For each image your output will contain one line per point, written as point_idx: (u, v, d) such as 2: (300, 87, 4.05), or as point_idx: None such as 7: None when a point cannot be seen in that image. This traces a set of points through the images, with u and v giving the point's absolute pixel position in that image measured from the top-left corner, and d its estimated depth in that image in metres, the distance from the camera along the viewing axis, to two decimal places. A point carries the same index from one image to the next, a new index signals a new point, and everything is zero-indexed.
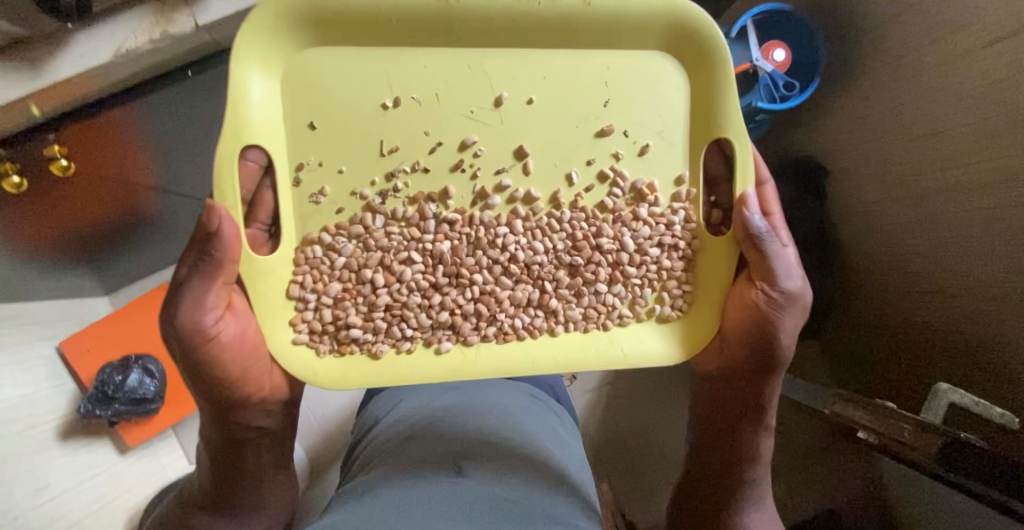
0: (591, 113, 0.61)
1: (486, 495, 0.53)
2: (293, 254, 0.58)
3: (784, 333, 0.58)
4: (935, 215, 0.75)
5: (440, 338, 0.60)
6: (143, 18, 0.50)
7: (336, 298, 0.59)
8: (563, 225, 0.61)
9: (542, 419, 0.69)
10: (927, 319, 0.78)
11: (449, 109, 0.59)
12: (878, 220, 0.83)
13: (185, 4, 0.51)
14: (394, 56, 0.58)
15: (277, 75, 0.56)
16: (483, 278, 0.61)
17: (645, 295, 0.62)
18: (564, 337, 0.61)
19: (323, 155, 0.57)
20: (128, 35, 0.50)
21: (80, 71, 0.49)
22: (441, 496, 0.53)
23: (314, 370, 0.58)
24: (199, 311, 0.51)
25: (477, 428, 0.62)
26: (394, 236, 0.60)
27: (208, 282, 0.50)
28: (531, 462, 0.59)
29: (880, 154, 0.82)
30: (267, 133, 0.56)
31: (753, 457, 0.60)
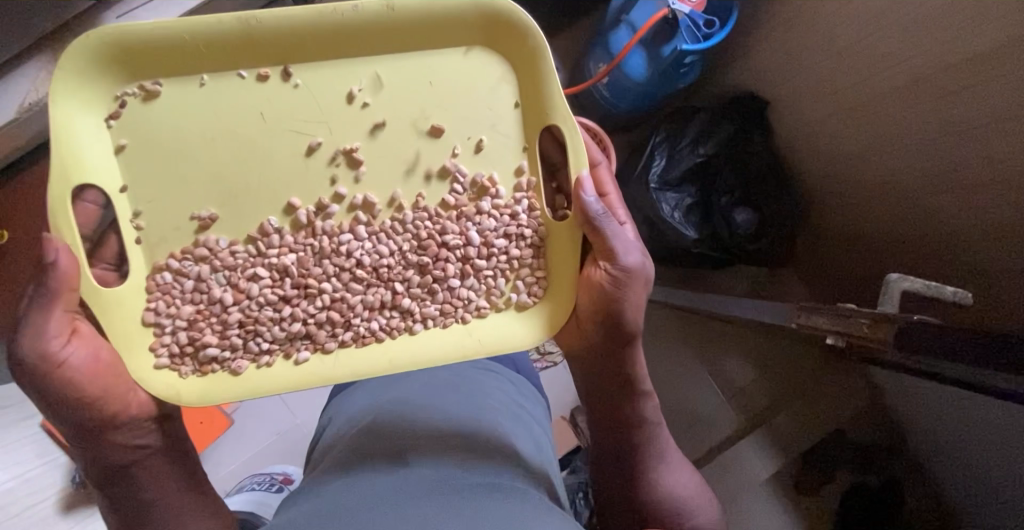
0: (413, 114, 0.61)
1: (428, 480, 0.53)
2: (149, 282, 0.58)
3: (629, 307, 0.60)
4: (876, 121, 0.77)
5: (297, 348, 0.59)
6: (42, 69, 0.65)
7: (189, 319, 0.58)
8: (406, 226, 0.61)
9: (487, 392, 0.67)
10: (895, 217, 0.82)
11: (272, 130, 0.59)
12: (827, 134, 0.86)
13: None
14: (220, 87, 0.58)
15: (105, 113, 0.57)
16: (332, 285, 0.60)
17: (500, 285, 0.63)
18: (425, 335, 0.61)
19: (164, 193, 0.58)
20: (30, 88, 0.65)
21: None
22: (384, 489, 0.52)
23: (176, 388, 0.57)
24: (40, 339, 0.49)
25: (416, 418, 0.61)
26: (239, 257, 0.59)
27: (47, 318, 0.49)
28: (475, 442, 0.59)
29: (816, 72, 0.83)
30: (105, 170, 0.56)
31: (637, 422, 0.64)
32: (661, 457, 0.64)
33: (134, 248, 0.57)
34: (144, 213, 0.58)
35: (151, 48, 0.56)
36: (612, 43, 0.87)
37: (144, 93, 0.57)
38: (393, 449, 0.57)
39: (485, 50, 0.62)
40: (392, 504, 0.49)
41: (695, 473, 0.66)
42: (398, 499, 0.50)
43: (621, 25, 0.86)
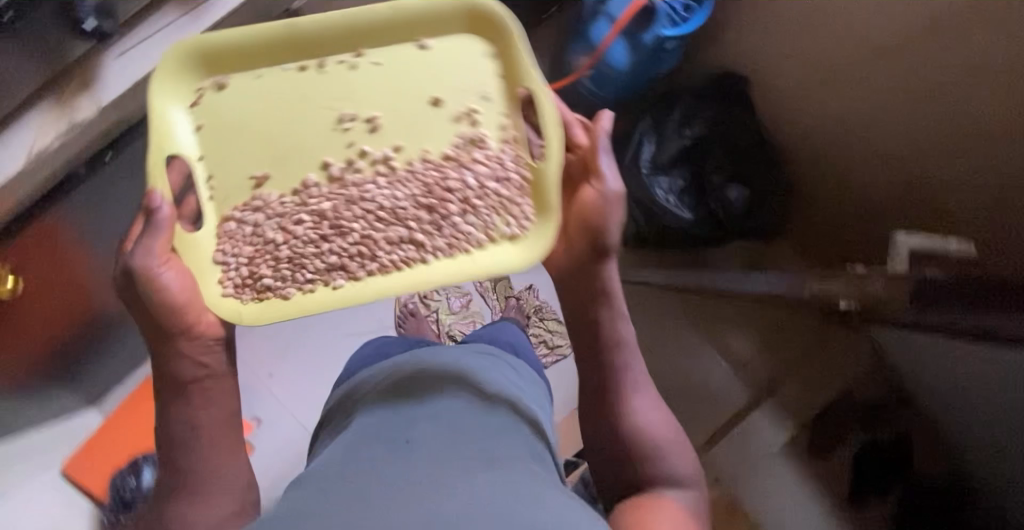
0: (417, 86, 0.61)
1: (428, 455, 0.49)
2: (218, 231, 0.60)
3: (610, 226, 0.59)
4: (862, 89, 0.80)
5: (334, 277, 0.60)
6: (47, 116, 0.53)
7: (249, 257, 0.60)
8: (415, 175, 0.62)
9: (497, 370, 0.65)
10: (898, 184, 0.84)
11: (309, 108, 0.60)
12: (812, 108, 0.88)
13: (83, 91, 0.54)
14: (272, 77, 0.59)
15: (187, 102, 0.59)
16: (360, 225, 0.61)
17: (495, 221, 0.62)
18: (436, 265, 0.61)
19: (225, 160, 0.59)
20: (35, 135, 0.53)
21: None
22: (377, 469, 0.49)
23: (239, 311, 0.58)
24: (146, 257, 0.53)
25: (417, 390, 0.58)
26: (285, 201, 0.60)
27: (151, 242, 0.53)
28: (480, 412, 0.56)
29: (790, 51, 0.86)
30: (188, 148, 0.59)
31: (613, 338, 0.61)
32: (627, 380, 0.61)
33: (207, 206, 0.60)
34: (214, 178, 0.60)
35: (217, 53, 0.58)
36: (593, 35, 0.87)
37: (217, 86, 0.59)
38: (387, 425, 0.55)
39: (477, 35, 0.62)
40: (384, 489, 0.46)
41: (665, 409, 0.62)
42: (391, 483, 0.47)
43: (598, 17, 0.86)
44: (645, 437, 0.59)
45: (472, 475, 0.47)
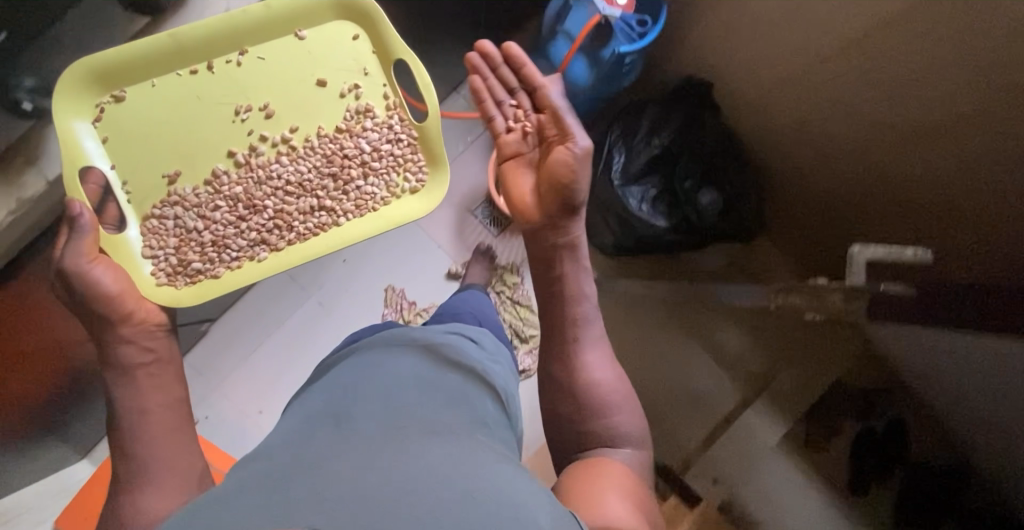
0: (303, 72, 0.73)
1: (364, 432, 0.49)
2: (142, 230, 0.71)
3: (578, 183, 0.65)
4: (818, 88, 0.82)
5: (258, 251, 0.74)
6: None
7: (176, 246, 0.72)
8: (315, 150, 0.75)
9: (453, 349, 0.66)
10: (894, 180, 0.81)
11: (207, 106, 0.71)
12: (777, 107, 0.90)
13: (31, 167, 0.63)
14: (164, 83, 0.69)
15: (91, 117, 0.68)
16: (273, 201, 0.75)
17: (394, 178, 0.77)
18: (349, 223, 0.76)
19: (138, 168, 0.70)
20: None
21: None
22: (313, 446, 0.48)
23: (176, 296, 0.71)
24: (76, 254, 0.61)
25: (365, 376, 0.58)
26: (199, 192, 0.72)
27: (79, 242, 0.61)
28: (441, 396, 0.56)
29: (745, 53, 0.88)
30: (98, 159, 0.68)
31: (575, 292, 0.67)
32: (582, 327, 0.66)
33: (127, 208, 0.70)
34: (130, 182, 0.70)
35: (105, 71, 0.67)
36: (554, 53, 0.89)
37: (116, 98, 0.69)
38: (327, 413, 0.54)
39: (354, 20, 0.74)
40: (315, 460, 0.45)
41: (618, 367, 0.66)
42: (323, 455, 0.46)
43: (559, 35, 0.88)
44: (597, 389, 0.63)
45: (408, 444, 0.47)
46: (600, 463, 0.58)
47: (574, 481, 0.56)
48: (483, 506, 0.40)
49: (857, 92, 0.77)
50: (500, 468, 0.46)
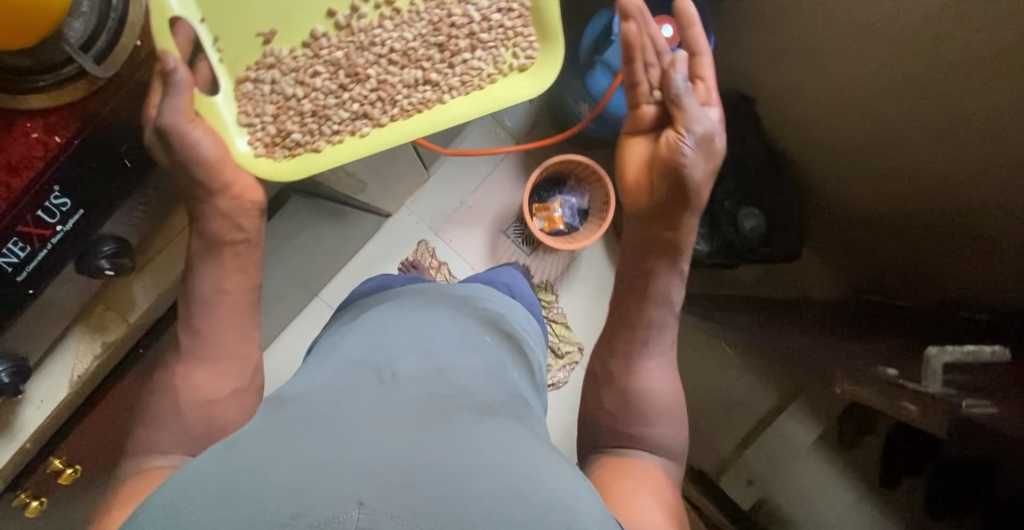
0: None
1: (408, 395, 0.52)
2: (235, 93, 0.72)
3: (692, 173, 0.69)
4: (869, 118, 0.92)
5: (359, 126, 0.76)
6: (80, 339, 0.64)
7: (274, 115, 0.74)
8: (422, 14, 0.77)
9: (490, 325, 0.74)
10: (910, 190, 0.92)
11: None
12: (815, 136, 1.04)
13: (110, 311, 0.64)
14: None
15: None
16: (376, 71, 0.77)
17: (501, 53, 0.79)
18: (452, 101, 0.78)
19: (231, 26, 0.70)
20: (73, 362, 0.63)
21: (42, 415, 0.62)
22: (361, 402, 0.51)
23: (276, 166, 0.74)
24: (176, 115, 0.62)
25: (420, 342, 0.63)
26: (296, 55, 0.73)
27: (174, 101, 0.61)
28: (487, 375, 0.61)
29: (808, 80, 0.98)
30: (190, 13, 0.67)
31: (665, 296, 0.72)
32: (657, 332, 0.71)
33: (218, 68, 0.71)
34: (221, 41, 0.70)
35: None
36: (592, 83, 1.00)
37: None
38: (378, 372, 0.57)
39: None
40: (358, 421, 0.47)
41: (676, 379, 0.71)
42: (366, 414, 0.48)
43: (598, 66, 0.99)
44: (651, 395, 0.67)
45: (454, 421, 0.49)
46: (639, 462, 0.64)
47: (614, 469, 0.62)
48: (537, 507, 0.41)
49: (914, 118, 0.85)
50: (551, 459, 0.48)
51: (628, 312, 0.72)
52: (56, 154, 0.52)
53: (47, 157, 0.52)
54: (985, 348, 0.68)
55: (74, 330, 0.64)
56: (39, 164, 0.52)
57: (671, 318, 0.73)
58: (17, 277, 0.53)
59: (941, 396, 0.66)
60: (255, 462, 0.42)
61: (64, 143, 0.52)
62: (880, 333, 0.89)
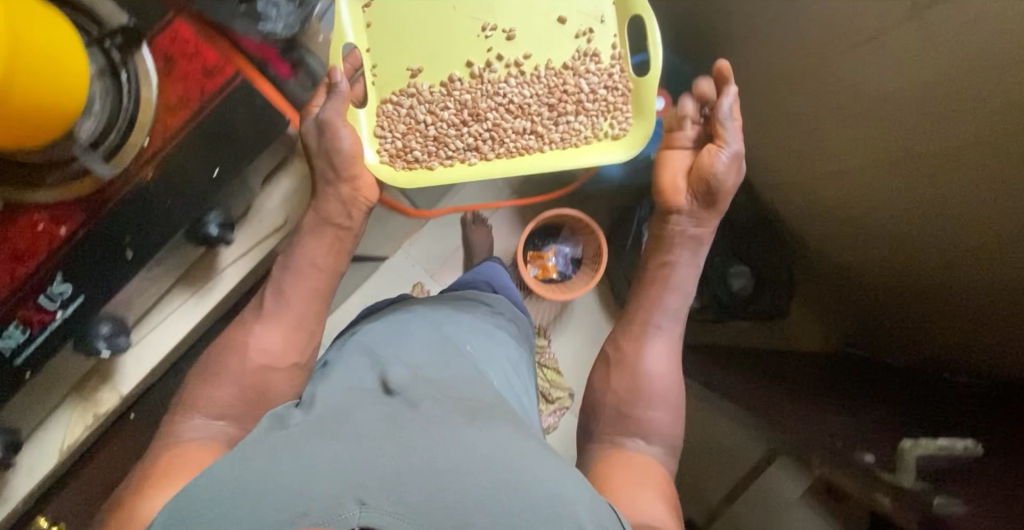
0: (549, 10, 0.94)
1: (401, 408, 0.59)
2: (378, 111, 0.95)
3: (722, 179, 0.89)
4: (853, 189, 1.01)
5: (468, 156, 0.98)
6: (185, 296, 0.87)
7: (405, 133, 0.95)
8: (541, 79, 0.96)
9: (481, 344, 0.81)
10: (898, 259, 1.00)
11: (461, 15, 0.93)
12: (805, 196, 1.15)
13: (203, 286, 0.87)
14: None
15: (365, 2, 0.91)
16: (494, 115, 0.97)
17: (599, 122, 0.97)
18: (550, 153, 0.98)
19: (395, 57, 0.94)
20: (174, 317, 0.87)
21: (136, 370, 0.86)
22: (360, 418, 0.57)
23: (395, 174, 0.95)
24: (332, 113, 0.83)
25: (414, 361, 0.70)
26: (432, 91, 0.95)
27: (332, 105, 0.83)
28: (474, 386, 0.68)
29: (793, 153, 1.11)
30: (360, 43, 0.93)
31: (666, 287, 0.91)
32: (656, 334, 0.88)
33: (372, 89, 0.94)
34: (378, 68, 0.94)
35: None
36: None
37: None
38: (379, 390, 0.64)
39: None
40: (358, 435, 0.54)
41: (676, 371, 0.87)
42: (360, 430, 0.55)
43: None
44: (650, 379, 0.84)
45: (442, 426, 0.56)
46: (643, 457, 0.78)
47: (625, 461, 0.76)
48: (515, 496, 0.49)
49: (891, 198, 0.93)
50: (533, 455, 0.56)
51: (629, 332, 0.89)
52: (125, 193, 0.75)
53: (114, 196, 0.75)
54: (957, 440, 0.73)
55: (183, 283, 0.86)
56: (79, 217, 0.73)
57: (666, 335, 0.89)
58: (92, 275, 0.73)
59: (907, 486, 0.73)
60: (253, 475, 0.49)
61: (86, 203, 0.74)
62: (855, 406, 0.95)
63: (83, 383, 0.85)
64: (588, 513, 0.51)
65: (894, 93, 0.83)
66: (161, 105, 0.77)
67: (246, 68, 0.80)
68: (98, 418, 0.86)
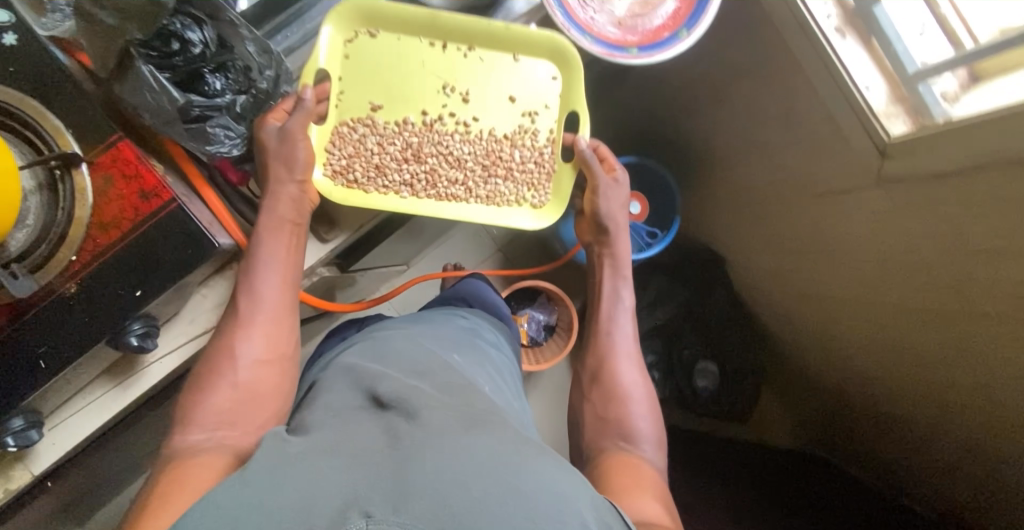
0: (504, 85, 0.90)
1: (400, 423, 0.62)
2: (332, 132, 0.86)
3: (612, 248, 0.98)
4: (831, 286, 1.08)
5: (401, 189, 0.88)
6: (109, 383, 0.80)
7: (348, 156, 0.87)
8: (482, 142, 0.91)
9: (472, 367, 0.84)
10: (870, 358, 1.10)
11: (428, 71, 0.88)
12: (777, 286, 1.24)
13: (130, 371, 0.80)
14: (409, 39, 0.87)
15: (347, 36, 0.85)
16: (433, 159, 0.89)
17: (523, 190, 0.93)
18: (473, 206, 0.91)
19: (360, 90, 0.87)
20: (99, 399, 0.80)
21: (57, 452, 0.79)
22: (368, 427, 0.63)
23: (330, 190, 0.86)
24: (294, 125, 0.75)
25: (404, 383, 0.72)
26: (388, 126, 0.88)
27: (296, 116, 0.75)
28: (464, 393, 0.73)
29: (767, 243, 1.19)
30: (331, 69, 0.85)
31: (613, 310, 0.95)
32: (615, 339, 0.92)
33: (331, 111, 0.86)
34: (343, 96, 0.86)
35: (380, 15, 0.84)
36: None
37: (371, 35, 0.85)
38: (378, 408, 0.67)
39: (559, 65, 0.90)
40: (368, 445, 0.58)
41: (643, 371, 0.89)
42: (368, 441, 0.59)
43: None
44: (623, 388, 0.86)
45: (459, 425, 0.62)
46: (635, 458, 0.78)
47: (616, 460, 0.77)
48: (519, 493, 0.53)
49: (876, 299, 0.99)
50: (527, 453, 0.60)
51: (590, 344, 0.93)
52: (47, 297, 0.67)
53: (35, 301, 0.67)
54: None
55: (104, 374, 0.79)
56: (0, 323, 0.66)
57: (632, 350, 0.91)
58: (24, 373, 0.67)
59: None
60: (265, 492, 0.52)
61: (12, 309, 0.67)
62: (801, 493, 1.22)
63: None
64: (591, 513, 0.55)
65: (872, 191, 0.88)
66: (94, 222, 0.67)
67: (193, 181, 0.74)
68: (7, 495, 0.77)
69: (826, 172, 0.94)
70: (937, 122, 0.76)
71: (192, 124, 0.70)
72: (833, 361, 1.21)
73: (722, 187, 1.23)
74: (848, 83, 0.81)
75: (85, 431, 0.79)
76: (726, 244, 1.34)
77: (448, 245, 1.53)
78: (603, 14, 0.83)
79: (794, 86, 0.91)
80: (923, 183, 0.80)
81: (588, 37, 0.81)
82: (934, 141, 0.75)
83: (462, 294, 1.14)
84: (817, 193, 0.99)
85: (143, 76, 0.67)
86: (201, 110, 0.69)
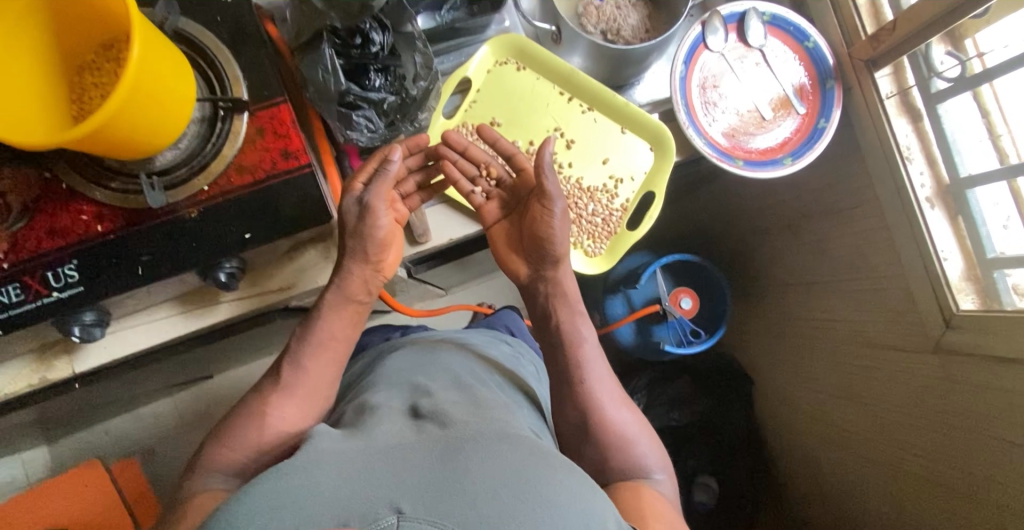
0: (603, 147, 0.92)
1: (431, 436, 0.62)
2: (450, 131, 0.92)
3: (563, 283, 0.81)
4: (856, 436, 1.08)
5: None
6: (172, 311, 0.83)
7: None
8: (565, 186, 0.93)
9: (507, 386, 0.84)
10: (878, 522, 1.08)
11: (548, 111, 0.92)
12: (801, 421, 1.24)
13: (195, 306, 0.83)
14: (542, 81, 0.92)
15: (496, 59, 0.92)
16: None
17: (583, 238, 0.94)
18: None
19: (488, 105, 0.92)
20: (156, 324, 0.83)
21: (101, 360, 0.82)
22: (402, 433, 0.63)
23: None
24: (378, 199, 0.76)
25: (443, 398, 0.71)
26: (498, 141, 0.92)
27: (379, 186, 0.76)
28: (504, 406, 0.73)
29: (803, 376, 1.20)
30: (473, 80, 0.92)
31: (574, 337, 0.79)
32: (601, 398, 0.76)
33: (458, 115, 0.92)
34: (472, 108, 0.92)
35: (529, 51, 0.91)
36: (613, 309, 1.29)
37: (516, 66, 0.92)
38: (411, 420, 0.67)
39: (653, 150, 0.92)
40: (393, 451, 0.58)
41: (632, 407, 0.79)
42: (394, 446, 0.59)
43: (625, 298, 1.29)
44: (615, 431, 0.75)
45: (493, 433, 0.62)
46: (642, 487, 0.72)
47: (629, 502, 0.68)
48: (549, 511, 0.52)
49: (900, 459, 0.99)
50: (561, 469, 0.59)
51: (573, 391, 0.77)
52: (166, 216, 0.73)
53: (153, 216, 0.73)
54: None
55: (174, 301, 0.83)
56: (118, 224, 0.73)
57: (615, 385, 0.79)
58: (116, 278, 0.72)
59: None
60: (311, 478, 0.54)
61: (132, 217, 0.73)
62: None
63: (48, 347, 0.81)
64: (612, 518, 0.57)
65: (923, 355, 0.91)
66: (234, 163, 0.74)
67: (324, 159, 0.82)
68: (42, 384, 0.80)
69: (884, 326, 0.97)
70: (1003, 312, 0.80)
71: (343, 109, 0.78)
72: (841, 512, 1.18)
73: (771, 309, 1.27)
74: (932, 253, 0.86)
75: (133, 348, 0.82)
76: (760, 365, 1.35)
77: (492, 283, 1.57)
78: (716, 124, 0.91)
79: (874, 238, 0.96)
80: (975, 362, 0.83)
81: (703, 139, 0.89)
82: (1000, 325, 0.79)
83: (508, 321, 1.19)
84: (868, 343, 1.01)
85: (322, 56, 0.75)
86: (355, 99, 0.77)
